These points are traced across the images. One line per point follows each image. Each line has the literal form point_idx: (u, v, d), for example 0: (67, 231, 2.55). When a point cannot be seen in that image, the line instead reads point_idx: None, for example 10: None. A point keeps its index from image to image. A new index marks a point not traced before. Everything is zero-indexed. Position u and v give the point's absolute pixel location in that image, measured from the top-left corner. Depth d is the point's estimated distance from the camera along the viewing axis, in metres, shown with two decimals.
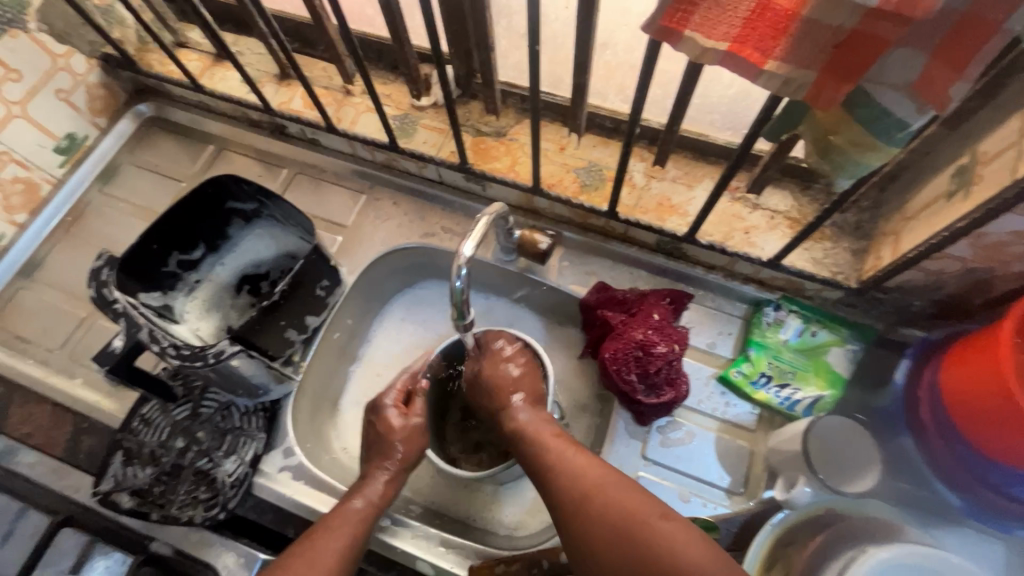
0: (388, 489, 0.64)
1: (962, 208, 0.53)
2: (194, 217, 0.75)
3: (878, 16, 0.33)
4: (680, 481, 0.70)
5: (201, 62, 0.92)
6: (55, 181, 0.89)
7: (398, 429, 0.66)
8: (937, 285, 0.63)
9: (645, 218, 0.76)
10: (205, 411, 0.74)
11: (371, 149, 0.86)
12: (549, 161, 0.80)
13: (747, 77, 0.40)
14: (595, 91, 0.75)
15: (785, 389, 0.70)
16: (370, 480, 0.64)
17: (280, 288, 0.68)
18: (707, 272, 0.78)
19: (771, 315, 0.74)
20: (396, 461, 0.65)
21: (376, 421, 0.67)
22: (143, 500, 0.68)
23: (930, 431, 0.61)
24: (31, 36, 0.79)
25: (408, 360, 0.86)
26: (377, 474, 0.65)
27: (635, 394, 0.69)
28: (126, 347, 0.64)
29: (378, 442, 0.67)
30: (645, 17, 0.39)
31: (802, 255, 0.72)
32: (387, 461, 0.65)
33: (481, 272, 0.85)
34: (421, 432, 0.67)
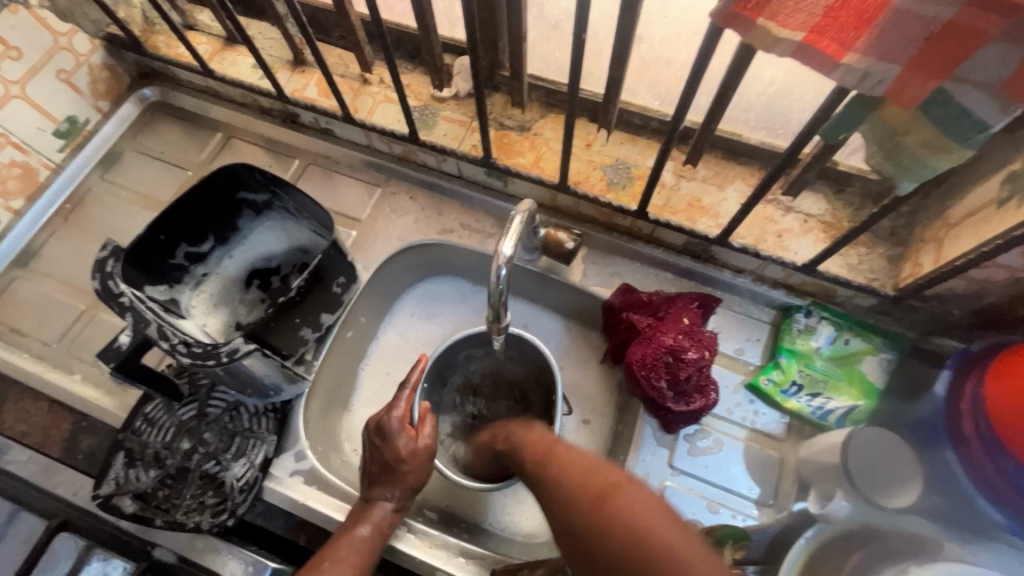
0: (395, 516, 0.63)
1: (1017, 216, 0.52)
2: (206, 206, 0.72)
3: (979, 4, 0.31)
4: (707, 491, 0.68)
5: (211, 46, 0.88)
6: (54, 166, 0.85)
7: (409, 457, 0.62)
8: (979, 293, 0.61)
9: (675, 219, 0.73)
10: (212, 411, 0.70)
11: (388, 140, 0.83)
12: (575, 158, 0.77)
13: (821, 71, 0.37)
14: (627, 87, 0.72)
15: (817, 398, 0.69)
16: (375, 506, 0.62)
17: (297, 286, 0.66)
18: (735, 276, 0.76)
19: (802, 321, 0.72)
20: (402, 490, 0.62)
21: (382, 447, 0.63)
22: (147, 505, 0.65)
23: (972, 443, 0.57)
24: (33, 11, 0.75)
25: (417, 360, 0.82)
26: (382, 500, 0.62)
27: (664, 401, 0.67)
28: (133, 344, 0.60)
29: (384, 467, 0.63)
30: (715, 3, 0.37)
31: (837, 261, 0.70)
32: (392, 490, 0.62)
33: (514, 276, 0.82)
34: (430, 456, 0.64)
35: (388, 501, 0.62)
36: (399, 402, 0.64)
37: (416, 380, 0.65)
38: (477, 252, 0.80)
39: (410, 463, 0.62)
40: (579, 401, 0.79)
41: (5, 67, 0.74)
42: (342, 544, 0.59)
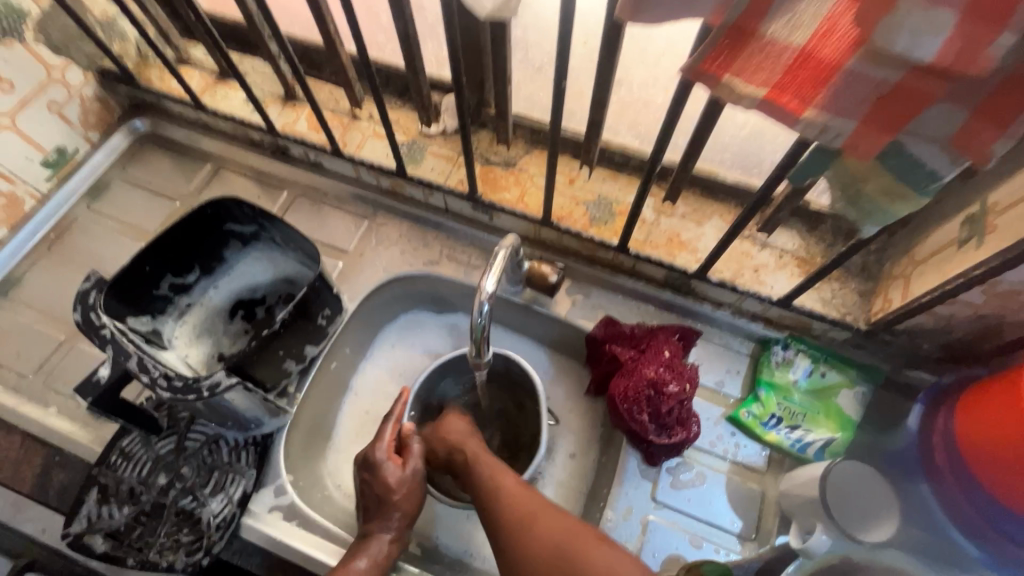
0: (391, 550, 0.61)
1: (977, 257, 0.54)
2: (192, 238, 0.72)
3: (925, 71, 0.33)
4: (691, 526, 0.68)
5: (203, 80, 0.90)
6: (39, 196, 0.85)
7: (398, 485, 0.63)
8: (947, 328, 0.63)
9: (656, 253, 0.76)
10: (191, 444, 0.69)
11: (376, 174, 0.85)
12: (559, 194, 0.79)
13: (785, 123, 0.40)
14: (608, 126, 0.74)
15: (796, 430, 0.70)
16: (370, 539, 0.61)
17: (280, 318, 0.67)
18: (715, 309, 0.78)
19: (779, 354, 0.74)
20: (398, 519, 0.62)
21: (371, 480, 0.63)
22: (119, 543, 0.63)
23: (945, 478, 0.60)
24: (28, 46, 0.76)
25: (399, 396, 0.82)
26: (379, 533, 0.61)
27: (646, 434, 0.68)
28: (113, 377, 0.59)
29: (376, 501, 0.62)
30: (685, 60, 0.39)
31: (812, 295, 0.72)
32: (388, 521, 0.62)
33: (501, 310, 0.84)
34: (418, 487, 0.64)
35: (385, 533, 0.61)
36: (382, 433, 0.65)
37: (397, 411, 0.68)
38: (462, 283, 0.81)
39: (401, 491, 0.63)
40: (565, 436, 0.79)
41: None
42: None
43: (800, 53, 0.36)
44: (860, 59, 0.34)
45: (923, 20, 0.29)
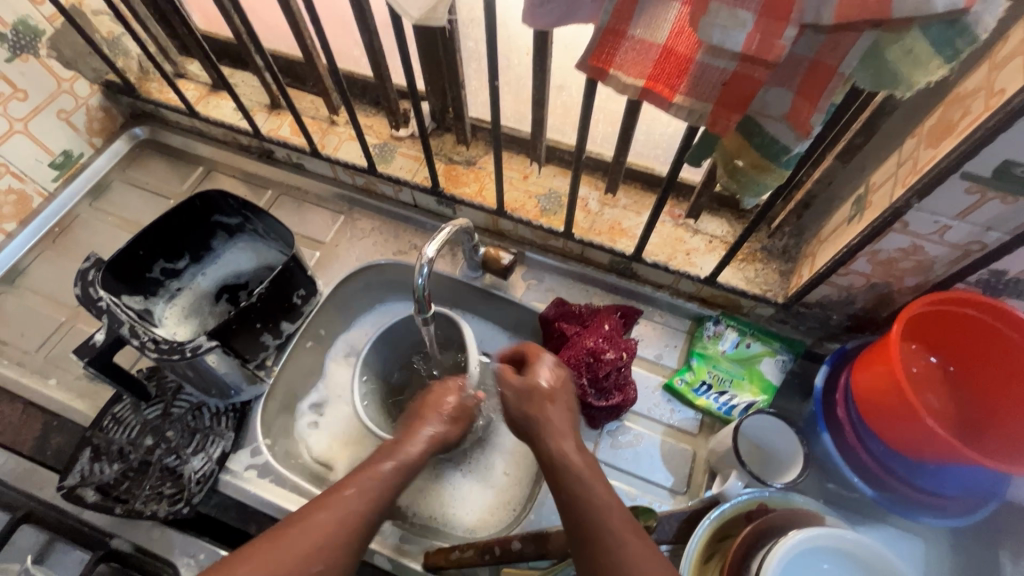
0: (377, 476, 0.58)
1: (858, 229, 0.63)
2: (182, 227, 0.81)
3: (752, 61, 0.41)
4: (628, 481, 0.75)
5: (198, 92, 1.00)
6: (46, 194, 0.94)
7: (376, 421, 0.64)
8: (849, 299, 0.71)
9: (599, 239, 0.84)
10: (176, 410, 0.76)
11: (351, 173, 0.94)
12: (514, 188, 0.88)
13: (662, 108, 0.48)
14: (554, 127, 0.84)
15: (723, 395, 0.77)
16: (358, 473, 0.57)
17: (257, 292, 0.73)
18: (655, 290, 0.86)
19: (711, 328, 0.81)
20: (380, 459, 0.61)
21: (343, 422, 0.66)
22: (108, 496, 0.70)
23: (845, 429, 0.68)
24: (42, 61, 0.86)
25: None
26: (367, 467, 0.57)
27: (586, 398, 0.75)
28: (107, 341, 0.67)
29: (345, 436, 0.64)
30: (579, 56, 0.48)
31: (738, 274, 0.80)
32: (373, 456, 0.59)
33: (444, 288, 0.91)
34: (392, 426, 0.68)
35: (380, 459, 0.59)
36: None
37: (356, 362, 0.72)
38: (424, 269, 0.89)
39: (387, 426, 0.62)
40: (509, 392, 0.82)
41: (12, 107, 0.84)
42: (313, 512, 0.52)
43: (664, 49, 0.45)
44: (705, 52, 0.43)
45: (729, 20, 0.37)
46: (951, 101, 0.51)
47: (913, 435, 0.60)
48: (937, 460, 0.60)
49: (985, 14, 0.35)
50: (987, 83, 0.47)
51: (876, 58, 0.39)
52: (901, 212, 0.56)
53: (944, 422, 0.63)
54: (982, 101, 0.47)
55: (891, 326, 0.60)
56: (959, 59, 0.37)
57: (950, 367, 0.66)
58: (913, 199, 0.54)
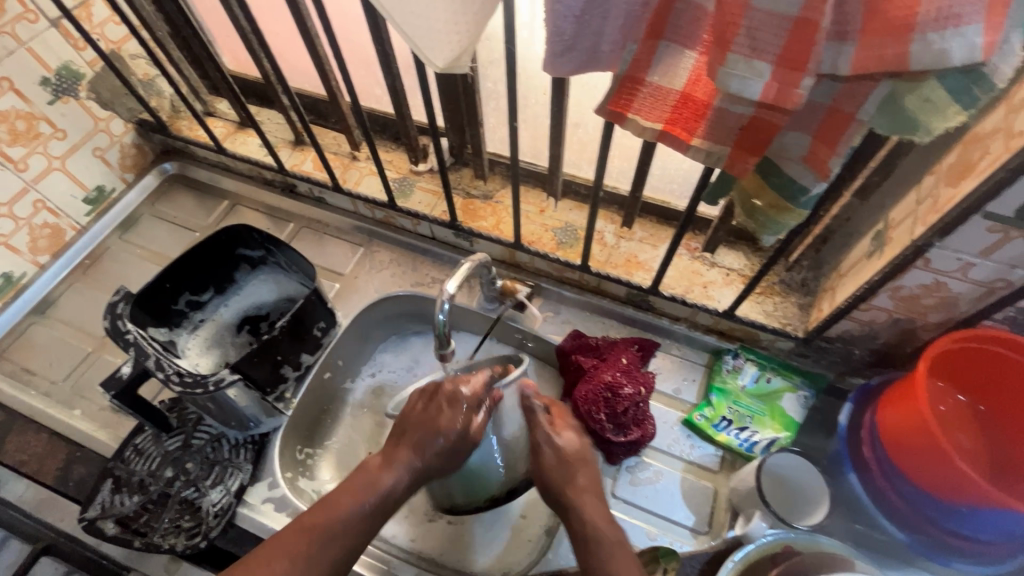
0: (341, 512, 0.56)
1: (878, 265, 0.62)
2: (209, 260, 0.83)
3: (769, 108, 0.42)
4: (647, 519, 0.73)
5: (226, 129, 1.04)
6: (78, 228, 0.98)
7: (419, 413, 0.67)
8: (872, 334, 0.70)
9: (615, 272, 0.84)
10: (196, 442, 0.77)
11: (371, 207, 0.96)
12: (530, 222, 0.89)
13: (680, 150, 0.50)
14: (571, 163, 0.86)
15: (744, 431, 0.76)
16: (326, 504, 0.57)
17: (280, 325, 0.75)
18: (672, 323, 0.86)
19: (729, 362, 0.81)
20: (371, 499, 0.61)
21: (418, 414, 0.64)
22: (126, 528, 0.70)
23: (872, 468, 0.67)
24: (81, 102, 0.91)
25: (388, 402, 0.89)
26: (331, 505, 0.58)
27: (605, 432, 0.74)
28: (133, 374, 0.69)
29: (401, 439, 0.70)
30: (597, 102, 0.49)
31: (755, 308, 0.80)
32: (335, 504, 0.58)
33: (460, 318, 0.91)
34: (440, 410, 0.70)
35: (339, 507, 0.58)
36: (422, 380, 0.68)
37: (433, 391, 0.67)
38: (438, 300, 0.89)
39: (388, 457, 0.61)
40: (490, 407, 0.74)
41: (52, 145, 0.88)
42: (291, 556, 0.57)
43: (681, 95, 0.46)
44: (723, 99, 0.44)
45: (747, 70, 0.38)
46: (968, 140, 0.52)
47: (942, 473, 0.58)
48: (972, 508, 0.58)
49: (1002, 63, 0.36)
50: (1006, 123, 0.47)
51: (894, 106, 0.39)
52: (923, 249, 0.56)
53: (976, 465, 0.61)
54: (1001, 142, 0.47)
55: (917, 364, 0.59)
56: (977, 106, 0.38)
57: (980, 406, 0.64)
58: (935, 237, 0.54)
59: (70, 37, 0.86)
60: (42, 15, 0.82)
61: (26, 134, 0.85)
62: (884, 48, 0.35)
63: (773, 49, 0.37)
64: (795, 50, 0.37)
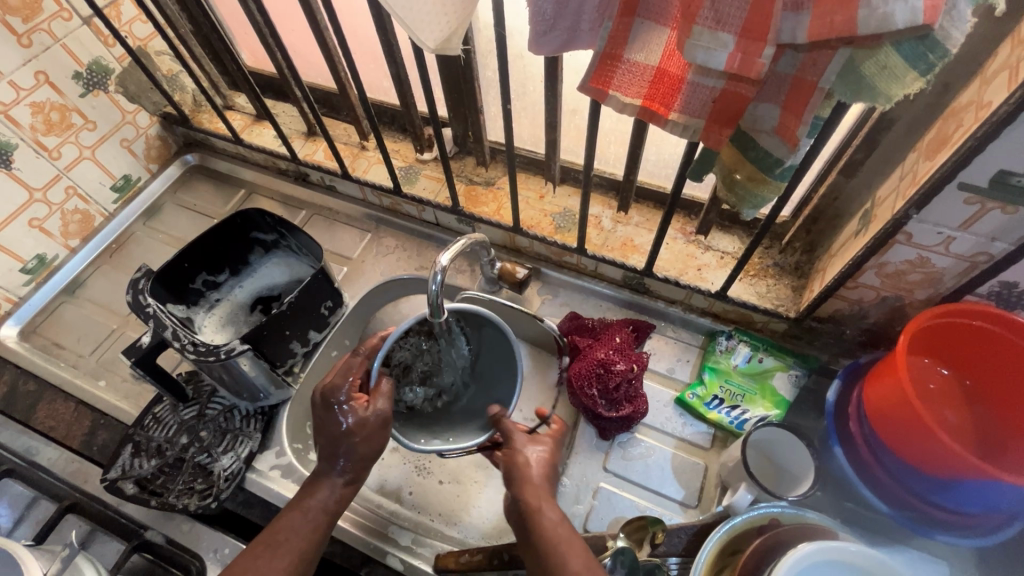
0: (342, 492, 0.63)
1: (863, 242, 0.63)
2: (225, 242, 0.89)
3: (737, 79, 0.44)
4: (637, 493, 0.75)
5: (243, 121, 1.09)
6: (106, 214, 1.04)
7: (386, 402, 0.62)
8: (862, 314, 0.71)
9: (611, 255, 0.86)
10: (210, 412, 0.82)
11: (378, 193, 1.00)
12: (530, 207, 0.92)
13: (659, 125, 0.52)
14: (569, 149, 0.88)
15: (735, 409, 0.77)
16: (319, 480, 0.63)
17: (289, 301, 0.79)
18: (667, 305, 0.87)
19: (723, 343, 0.82)
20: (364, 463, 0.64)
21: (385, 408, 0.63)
22: (144, 489, 0.75)
23: (859, 443, 0.68)
24: (110, 96, 0.97)
25: None
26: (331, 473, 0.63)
27: (597, 408, 0.77)
28: (152, 343, 0.73)
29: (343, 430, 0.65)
30: (580, 79, 0.52)
31: (749, 289, 0.81)
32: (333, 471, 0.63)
33: None
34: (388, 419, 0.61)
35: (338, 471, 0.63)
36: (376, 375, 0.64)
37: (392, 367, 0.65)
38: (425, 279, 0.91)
39: None
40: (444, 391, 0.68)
41: (83, 136, 0.95)
42: (285, 513, 0.62)
43: (658, 70, 0.48)
44: (695, 73, 0.46)
45: (711, 41, 0.40)
46: (947, 115, 0.53)
47: (925, 445, 0.59)
48: (957, 479, 0.59)
49: (953, 29, 0.37)
50: (978, 96, 0.48)
51: (854, 72, 0.41)
52: (903, 224, 0.57)
53: (961, 438, 0.62)
54: (973, 114, 0.48)
55: (899, 336, 0.60)
56: (932, 72, 0.39)
57: (967, 381, 0.64)
58: (913, 210, 0.55)
59: (100, 34, 0.92)
60: (75, 14, 0.88)
61: (59, 125, 0.91)
62: (835, 15, 0.37)
63: (736, 21, 0.39)
64: (756, 21, 0.39)
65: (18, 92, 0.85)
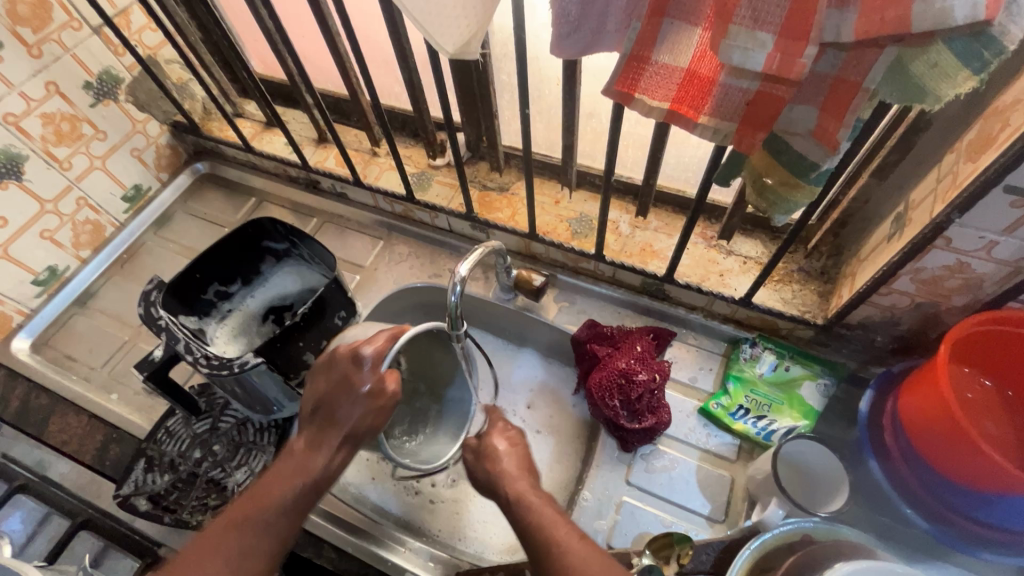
0: None
1: (898, 248, 0.61)
2: (237, 252, 0.87)
3: (773, 81, 0.42)
4: (661, 507, 0.73)
5: (254, 129, 1.08)
6: (118, 224, 1.03)
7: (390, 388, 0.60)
8: (895, 320, 0.69)
9: (629, 261, 0.84)
10: (224, 425, 0.81)
11: (390, 200, 0.98)
12: (545, 213, 0.90)
13: (687, 129, 0.50)
14: (585, 153, 0.86)
15: (762, 419, 0.75)
16: None
17: (303, 312, 0.78)
18: (688, 312, 0.85)
19: (747, 350, 0.80)
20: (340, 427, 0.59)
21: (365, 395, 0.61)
22: (158, 504, 0.74)
23: (894, 456, 0.65)
24: (120, 105, 0.96)
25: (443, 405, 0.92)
26: None
27: (618, 419, 0.75)
28: (164, 356, 0.72)
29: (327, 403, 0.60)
30: (605, 82, 0.50)
31: (774, 295, 0.79)
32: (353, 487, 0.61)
33: (480, 308, 0.93)
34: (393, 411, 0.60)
35: None
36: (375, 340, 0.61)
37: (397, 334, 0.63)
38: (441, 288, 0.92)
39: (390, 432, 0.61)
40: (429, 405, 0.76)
41: (93, 146, 0.94)
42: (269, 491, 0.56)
43: (688, 72, 0.46)
44: (728, 74, 0.44)
45: (749, 41, 0.38)
46: (989, 114, 0.50)
47: (968, 460, 0.57)
48: (1004, 497, 0.56)
49: (1011, 24, 0.35)
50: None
51: (900, 72, 0.39)
52: (943, 227, 0.55)
53: (1005, 453, 0.59)
54: (1021, 113, 0.46)
55: (938, 346, 0.58)
56: (987, 70, 0.37)
57: (1008, 391, 0.62)
58: (954, 213, 0.53)
59: (109, 42, 0.91)
60: (84, 23, 0.87)
61: (70, 135, 0.90)
62: (884, 12, 0.35)
63: (775, 20, 0.37)
64: (797, 19, 0.37)
65: (29, 103, 0.84)
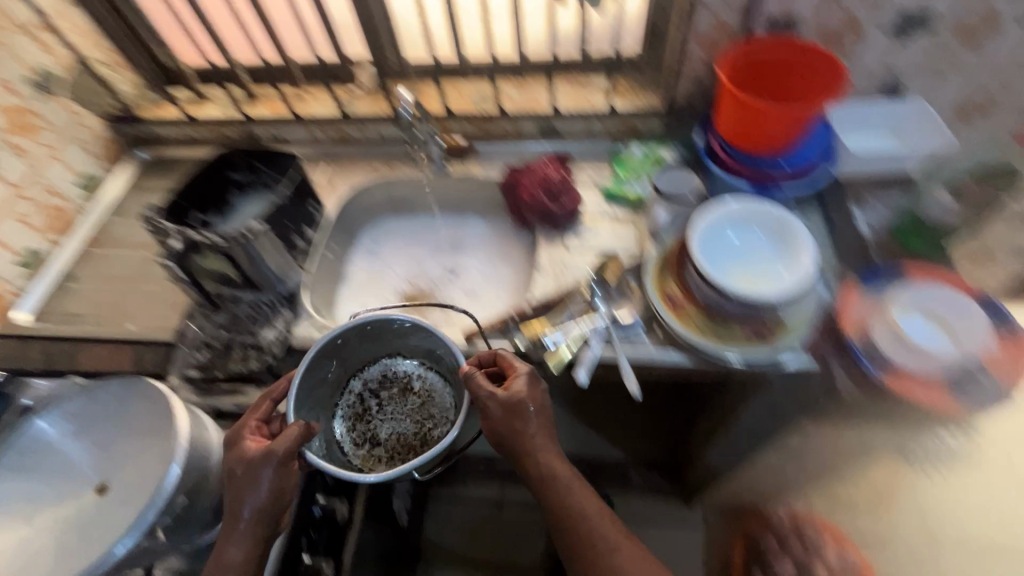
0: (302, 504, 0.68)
1: (681, 22, 0.93)
2: (209, 182, 1.03)
3: None
4: (595, 254, 0.98)
5: (185, 105, 1.23)
6: (79, 208, 1.14)
7: (256, 449, 0.70)
8: (702, 84, 1.01)
9: (523, 112, 1.12)
10: (240, 310, 0.95)
11: (325, 127, 1.18)
12: (452, 100, 1.15)
13: None
14: (468, 46, 1.13)
15: (644, 182, 1.04)
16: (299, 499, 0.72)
17: (284, 192, 0.96)
18: (577, 139, 1.14)
19: (623, 148, 1.09)
20: (261, 448, 0.70)
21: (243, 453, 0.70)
22: (207, 370, 0.90)
23: (720, 154, 0.95)
24: (61, 99, 1.09)
25: (403, 263, 1.17)
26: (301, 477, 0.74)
27: (548, 207, 1.00)
28: (183, 246, 0.86)
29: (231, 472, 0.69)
30: None
31: (628, 103, 1.09)
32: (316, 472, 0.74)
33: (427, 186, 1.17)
34: (268, 461, 0.68)
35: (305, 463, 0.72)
36: (261, 408, 0.76)
37: (275, 395, 0.77)
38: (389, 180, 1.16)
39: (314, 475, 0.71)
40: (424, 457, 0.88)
41: (45, 136, 1.06)
42: None
43: None
44: None
45: None
46: None
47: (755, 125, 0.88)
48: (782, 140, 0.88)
49: None
50: None
51: None
52: None
53: None
54: None
55: (718, 73, 0.87)
56: None
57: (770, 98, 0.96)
58: None
59: (41, 42, 1.04)
60: (17, 25, 1.00)
61: (23, 126, 1.02)
62: None
63: None
64: None
65: None
